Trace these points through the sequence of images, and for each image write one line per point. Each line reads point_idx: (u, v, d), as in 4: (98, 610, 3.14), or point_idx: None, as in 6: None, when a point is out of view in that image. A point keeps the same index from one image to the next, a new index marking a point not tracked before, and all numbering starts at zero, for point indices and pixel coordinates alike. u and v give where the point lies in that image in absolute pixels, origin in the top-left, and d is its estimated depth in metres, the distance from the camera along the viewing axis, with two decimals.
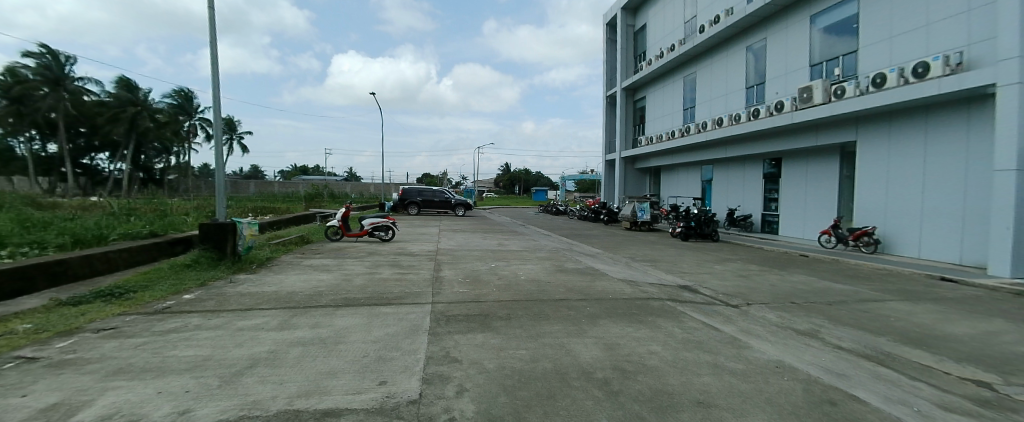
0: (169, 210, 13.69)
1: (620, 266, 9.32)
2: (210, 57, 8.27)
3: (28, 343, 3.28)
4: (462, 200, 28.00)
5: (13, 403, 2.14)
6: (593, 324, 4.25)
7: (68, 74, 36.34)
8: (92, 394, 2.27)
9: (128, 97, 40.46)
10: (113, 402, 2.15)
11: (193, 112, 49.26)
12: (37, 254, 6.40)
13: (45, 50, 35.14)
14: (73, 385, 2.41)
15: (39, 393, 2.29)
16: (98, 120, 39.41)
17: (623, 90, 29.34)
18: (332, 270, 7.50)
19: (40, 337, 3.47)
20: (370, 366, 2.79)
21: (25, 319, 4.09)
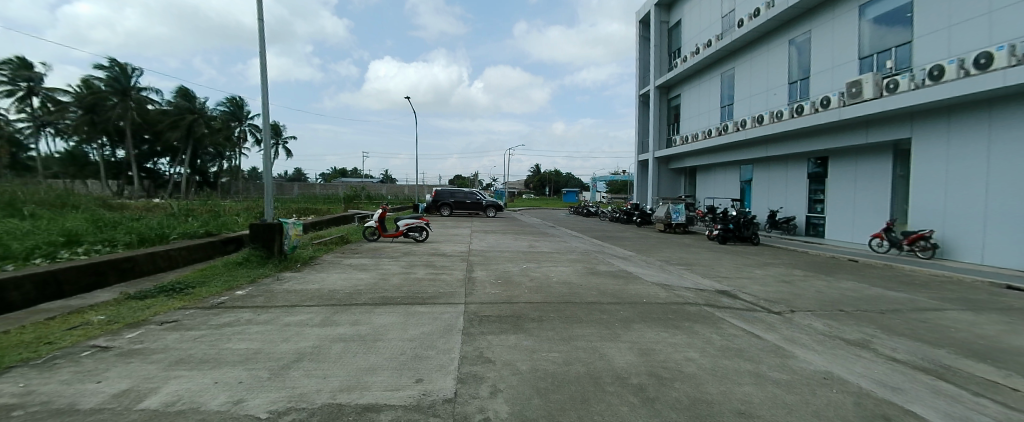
0: (222, 211, 14.65)
1: (654, 270, 9.06)
2: (260, 66, 8.75)
3: (102, 333, 3.60)
4: (493, 201, 28.25)
5: (90, 388, 2.35)
6: (628, 329, 4.15)
7: (134, 85, 39.40)
8: (157, 382, 2.46)
9: (187, 106, 43.41)
10: (175, 390, 2.31)
11: (245, 118, 51.10)
12: (108, 251, 7.02)
13: (114, 62, 38.13)
14: (141, 373, 2.62)
15: (111, 380, 2.50)
16: (160, 127, 42.77)
17: (657, 89, 28.62)
18: (369, 270, 7.76)
19: (114, 328, 3.79)
20: (407, 363, 2.85)
21: (100, 311, 4.50)
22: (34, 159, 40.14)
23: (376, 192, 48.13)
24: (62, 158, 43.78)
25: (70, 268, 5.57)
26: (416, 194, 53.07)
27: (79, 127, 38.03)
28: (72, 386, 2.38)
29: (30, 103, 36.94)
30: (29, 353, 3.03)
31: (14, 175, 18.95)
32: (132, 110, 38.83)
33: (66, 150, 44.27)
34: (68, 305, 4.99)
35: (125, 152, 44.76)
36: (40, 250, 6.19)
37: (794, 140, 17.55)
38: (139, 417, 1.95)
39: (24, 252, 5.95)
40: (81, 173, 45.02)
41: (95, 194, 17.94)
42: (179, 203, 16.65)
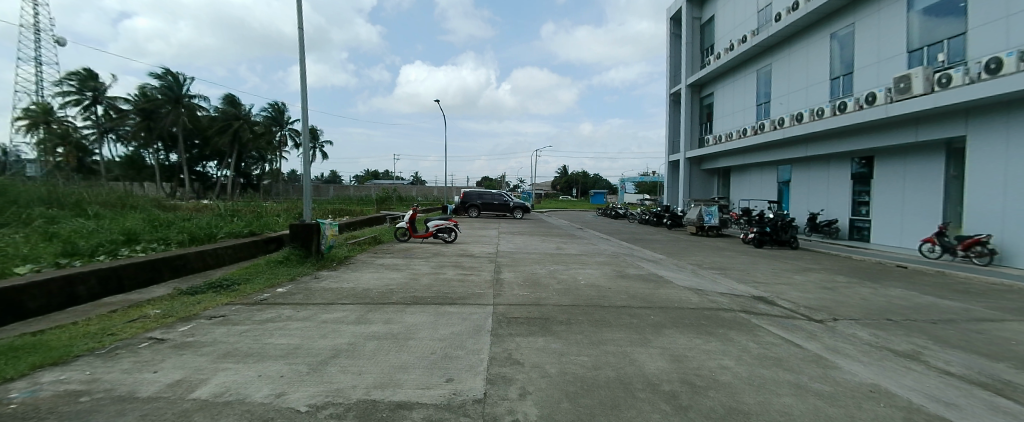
0: (265, 211, 15.41)
1: (685, 274, 8.79)
2: (300, 73, 9.13)
3: (158, 326, 3.87)
4: (520, 203, 28.31)
5: (148, 377, 2.53)
6: (659, 334, 4.05)
7: (185, 93, 42.12)
8: (207, 373, 2.61)
9: (233, 112, 45.99)
10: (223, 382, 2.45)
11: (286, 123, 53.17)
12: (163, 250, 7.53)
13: (167, 72, 40.84)
14: (192, 365, 2.79)
15: (166, 370, 2.67)
16: (209, 133, 45.55)
17: (688, 87, 27.85)
18: (401, 269, 7.94)
19: (168, 321, 4.06)
20: (438, 363, 2.90)
21: (156, 305, 4.83)
22: (99, 163, 43.68)
23: (406, 193, 49.23)
24: (123, 162, 47.40)
25: (130, 265, 6.01)
26: (445, 195, 53.92)
27: (138, 133, 41.07)
28: (132, 375, 2.57)
29: (96, 112, 40.20)
30: (95, 343, 3.29)
31: (87, 178, 20.73)
32: (183, 117, 41.49)
33: (126, 155, 47.89)
34: (128, 299, 5.38)
35: (178, 156, 47.96)
36: (104, 248, 6.71)
37: (836, 139, 16.59)
38: (191, 405, 2.08)
39: (90, 249, 6.47)
40: (139, 176, 48.60)
41: (154, 197, 19.31)
42: (226, 204, 17.67)
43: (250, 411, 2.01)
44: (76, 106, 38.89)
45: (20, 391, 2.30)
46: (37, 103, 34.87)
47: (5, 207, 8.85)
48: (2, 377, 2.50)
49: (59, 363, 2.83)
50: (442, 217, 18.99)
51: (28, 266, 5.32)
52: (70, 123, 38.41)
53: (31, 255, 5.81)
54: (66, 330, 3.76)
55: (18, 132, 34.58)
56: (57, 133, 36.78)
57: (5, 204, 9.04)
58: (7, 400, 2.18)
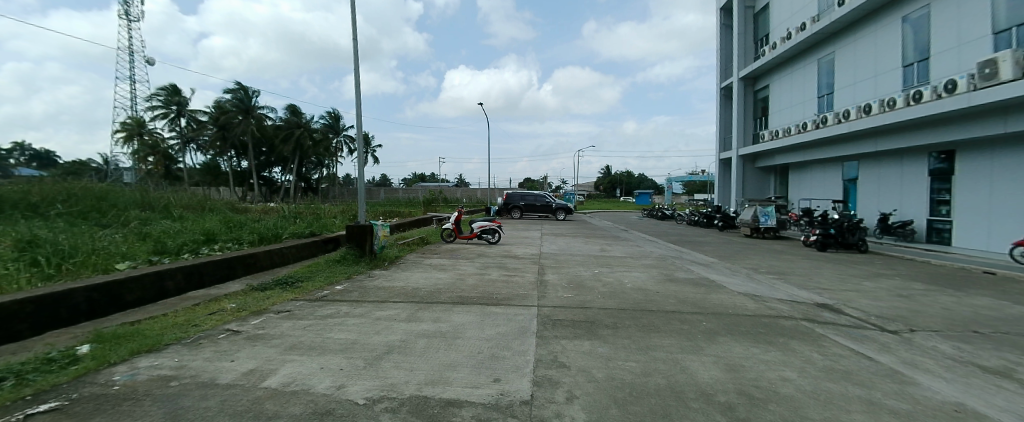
0: (323, 214, 16.45)
1: (738, 278, 8.28)
2: (354, 82, 9.64)
3: (234, 319, 4.25)
4: (562, 204, 28.17)
5: (226, 366, 2.78)
6: (712, 342, 3.85)
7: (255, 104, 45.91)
8: (276, 364, 2.83)
9: (295, 120, 49.56)
10: (290, 373, 2.63)
11: (341, 130, 56.58)
12: (236, 248, 8.27)
13: (240, 86, 44.77)
14: (263, 355, 3.03)
15: (240, 360, 2.93)
16: (275, 141, 49.37)
17: (741, 80, 26.27)
18: (447, 269, 8.16)
19: (242, 315, 4.44)
20: (485, 362, 2.94)
21: (232, 300, 5.30)
22: (182, 170, 48.79)
23: (451, 195, 50.54)
24: (202, 169, 52.62)
25: (209, 262, 6.64)
26: (489, 197, 54.76)
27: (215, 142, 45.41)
28: (213, 363, 2.84)
29: (180, 123, 44.93)
30: (182, 333, 3.68)
31: (178, 185, 23.32)
32: (252, 126, 45.27)
33: (204, 162, 53.05)
34: (206, 294, 5.96)
35: (247, 162, 52.43)
36: (187, 247, 7.48)
37: (910, 132, 14.91)
38: (263, 393, 2.26)
39: (176, 248, 7.24)
40: (215, 181, 53.69)
41: (229, 200, 21.26)
42: (290, 207, 19.08)
43: (314, 402, 2.15)
44: (164, 119, 43.66)
45: (122, 374, 2.62)
46: (132, 117, 39.55)
47: (110, 209, 10.13)
48: (108, 361, 2.86)
49: (152, 350, 3.18)
50: (486, 218, 19.29)
51: (127, 263, 6.05)
52: (159, 134, 43.20)
53: (128, 252, 6.59)
54: (157, 320, 4.23)
55: (118, 144, 39.46)
56: (148, 144, 41.50)
57: (112, 207, 10.35)
58: (111, 382, 2.48)
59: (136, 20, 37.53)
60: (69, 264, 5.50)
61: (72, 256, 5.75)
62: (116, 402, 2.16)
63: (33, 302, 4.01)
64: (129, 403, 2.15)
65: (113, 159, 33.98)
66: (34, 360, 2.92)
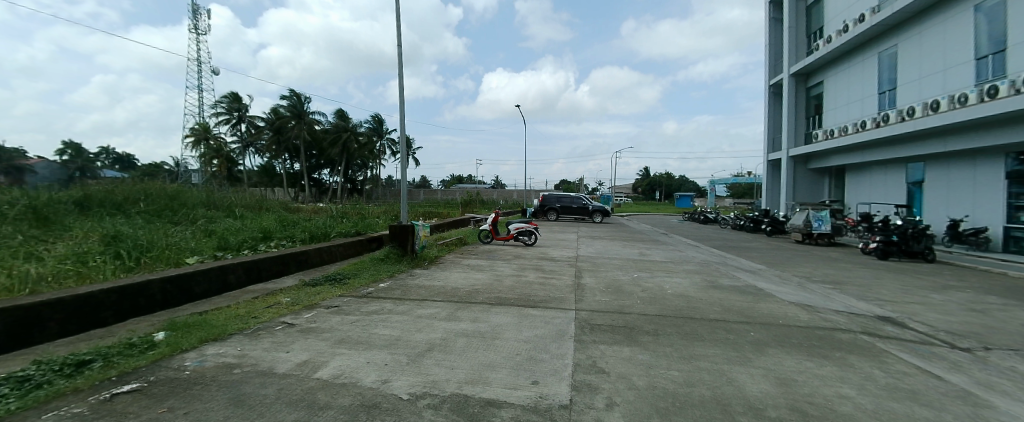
0: (368, 213, 17.18)
1: (788, 287, 7.79)
2: (398, 87, 9.97)
3: (289, 312, 4.52)
4: (600, 206, 27.74)
5: (282, 356, 2.97)
6: (761, 353, 3.64)
7: (307, 109, 48.30)
8: (326, 356, 2.98)
9: (343, 125, 52.02)
10: (339, 365, 2.76)
11: (384, 133, 58.72)
12: (290, 246, 8.81)
13: (294, 92, 47.39)
14: (315, 348, 3.20)
15: (295, 351, 3.11)
16: (324, 144, 52.14)
17: (792, 77, 24.75)
18: (485, 270, 8.24)
19: (296, 308, 4.71)
20: (523, 364, 2.94)
21: (287, 294, 5.63)
22: (242, 172, 52.60)
23: (488, 197, 51.15)
24: (259, 171, 56.57)
25: (267, 258, 7.12)
26: (525, 199, 54.98)
27: (271, 146, 48.52)
28: (271, 353, 3.03)
29: (240, 128, 48.42)
30: (244, 324, 3.96)
31: (244, 186, 25.26)
32: (304, 131, 48.00)
33: (261, 165, 56.85)
34: (264, 288, 6.37)
35: (299, 165, 55.61)
36: (247, 243, 8.08)
37: (983, 131, 13.49)
38: (315, 384, 2.38)
39: (237, 244, 7.84)
40: (270, 182, 57.48)
41: (284, 200, 22.63)
42: (338, 207, 20.05)
43: (361, 394, 2.24)
44: (227, 125, 47.18)
45: (192, 360, 2.85)
46: (199, 123, 43.15)
47: (180, 208, 11.07)
48: (180, 348, 3.12)
49: (217, 339, 3.44)
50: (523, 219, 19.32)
51: (195, 257, 6.62)
52: (223, 139, 46.75)
53: (196, 248, 7.20)
54: (221, 311, 4.58)
55: (188, 148, 43.14)
56: (213, 148, 45.12)
57: (182, 205, 11.36)
58: (183, 367, 2.71)
59: (203, 34, 40.80)
60: (146, 258, 6.06)
61: (149, 250, 6.33)
62: (187, 386, 2.35)
63: (118, 291, 4.47)
64: (198, 387, 2.34)
65: (184, 162, 37.21)
66: (120, 344, 3.25)
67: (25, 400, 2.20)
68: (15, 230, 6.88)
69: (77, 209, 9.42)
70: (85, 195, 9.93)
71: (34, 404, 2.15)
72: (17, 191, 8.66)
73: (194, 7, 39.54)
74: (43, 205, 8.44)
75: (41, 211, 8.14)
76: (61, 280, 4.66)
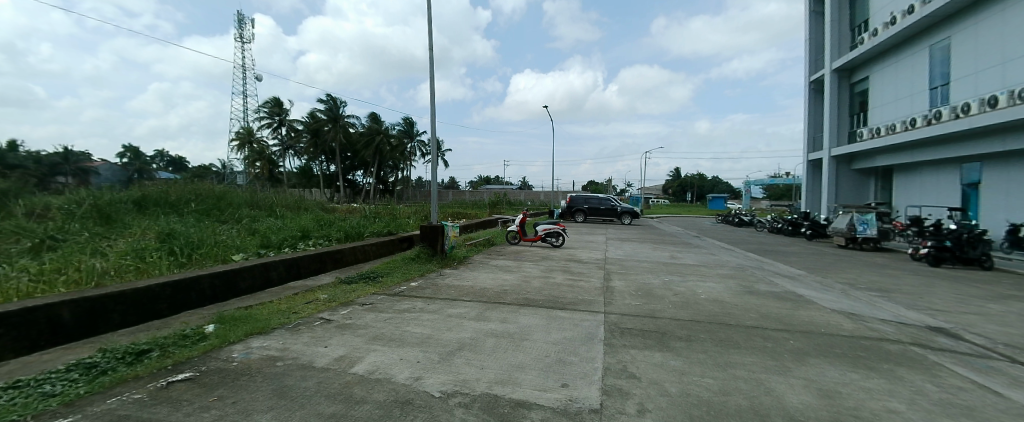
0: (399, 214, 17.58)
1: (829, 294, 7.37)
2: (430, 90, 10.16)
3: (326, 308, 4.69)
4: (628, 208, 27.26)
5: (321, 351, 3.08)
6: (802, 363, 3.46)
7: (342, 113, 50.06)
8: (362, 352, 3.07)
9: (376, 127, 53.46)
10: (374, 361, 2.84)
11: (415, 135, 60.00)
12: (327, 244, 9.19)
13: (329, 97, 49.07)
14: (351, 343, 3.31)
15: (333, 346, 3.22)
16: (358, 146, 53.82)
17: (834, 73, 23.47)
18: (513, 271, 8.27)
19: (333, 305, 4.89)
20: (552, 366, 2.93)
21: (324, 291, 5.85)
22: (282, 173, 55.20)
23: (516, 199, 51.30)
24: (298, 172, 59.21)
25: (306, 256, 7.42)
26: (552, 200, 54.79)
27: (308, 148, 50.55)
28: (311, 348, 3.16)
29: (280, 132, 50.72)
30: (286, 318, 4.15)
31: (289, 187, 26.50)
32: (339, 134, 49.72)
33: (300, 167, 59.39)
34: (303, 284, 6.65)
35: (334, 166, 57.65)
36: (287, 241, 8.47)
37: None
38: (352, 379, 2.45)
39: (278, 242, 8.23)
40: (308, 183, 60.01)
41: (322, 201, 23.49)
42: (371, 207, 20.67)
43: (395, 390, 2.29)
44: (268, 128, 49.54)
45: (239, 352, 3.01)
46: (244, 128, 45.62)
47: (227, 208, 11.74)
48: (228, 340, 3.31)
49: (261, 332, 3.61)
50: (551, 220, 19.25)
51: (241, 254, 7.01)
52: (265, 142, 49.21)
53: (241, 245, 7.61)
54: (265, 306, 4.81)
55: (233, 150, 45.64)
56: (256, 151, 47.56)
57: (228, 204, 12.06)
58: (232, 358, 2.86)
59: (247, 42, 42.96)
60: (197, 254, 6.47)
61: (199, 247, 6.74)
62: (236, 376, 2.49)
63: (172, 285, 4.78)
64: (245, 378, 2.46)
65: (230, 164, 39.38)
66: (175, 335, 3.48)
67: (93, 385, 2.38)
68: (83, 227, 7.48)
69: (136, 208, 10.17)
70: (144, 194, 10.70)
71: (100, 389, 2.33)
72: (84, 191, 9.42)
73: (240, 17, 41.69)
74: (108, 203, 9.17)
75: (105, 210, 8.83)
76: (123, 274, 5.04)
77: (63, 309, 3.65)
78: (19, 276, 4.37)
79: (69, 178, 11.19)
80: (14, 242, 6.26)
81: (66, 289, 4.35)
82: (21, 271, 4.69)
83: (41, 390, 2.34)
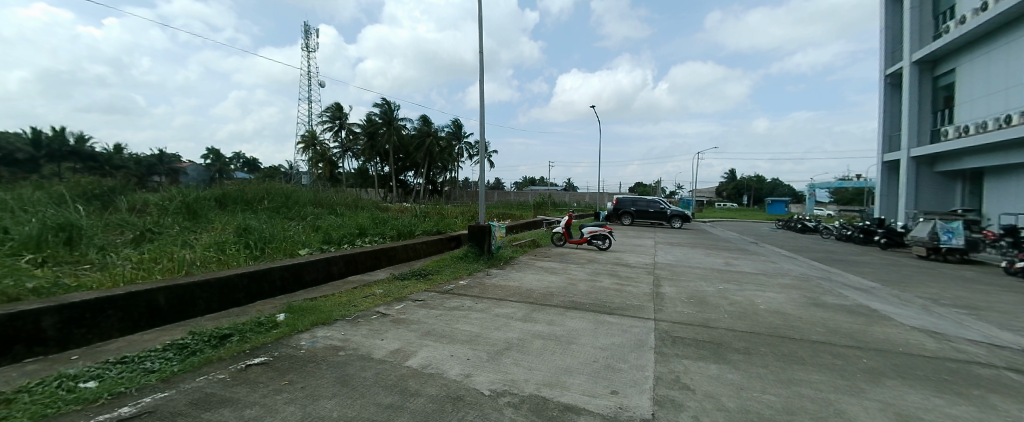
0: (447, 214, 18.07)
1: (908, 310, 6.62)
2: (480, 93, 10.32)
3: (382, 303, 4.92)
4: (679, 211, 26.20)
5: (378, 343, 3.23)
6: (878, 385, 3.15)
7: (396, 117, 52.38)
8: (416, 346, 3.19)
9: (426, 130, 55.39)
10: (426, 356, 2.95)
11: (463, 137, 61.51)
12: (381, 242, 9.65)
13: (385, 101, 51.50)
14: (405, 338, 3.44)
15: (389, 339, 3.37)
16: (410, 148, 56.06)
17: (915, 64, 21.10)
18: (559, 273, 8.20)
19: (388, 300, 5.11)
20: (601, 372, 2.87)
21: (380, 286, 6.14)
22: (341, 174, 58.79)
23: (561, 200, 51.14)
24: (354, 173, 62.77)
25: (363, 253, 7.81)
26: (598, 202, 53.95)
27: (364, 150, 53.36)
28: (369, 339, 3.32)
29: (340, 135, 54.00)
30: (347, 311, 4.40)
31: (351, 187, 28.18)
32: (393, 136, 52.01)
33: (356, 167, 62.87)
34: (361, 279, 7.02)
35: (387, 167, 60.36)
36: (346, 238, 8.99)
37: None
38: (406, 372, 2.55)
39: (338, 239, 8.75)
40: (364, 183, 63.39)
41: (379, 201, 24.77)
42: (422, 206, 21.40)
43: (447, 386, 2.35)
44: (330, 132, 52.82)
45: (306, 340, 3.24)
46: (308, 131, 49.05)
47: (294, 205, 12.64)
48: (297, 328, 3.57)
49: (325, 323, 3.85)
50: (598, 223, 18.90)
51: (306, 250, 7.52)
52: (327, 145, 52.63)
53: (306, 241, 8.17)
54: (328, 298, 5.12)
55: (299, 152, 49.27)
56: (318, 153, 51.00)
57: (294, 201, 13.00)
58: (300, 346, 3.09)
59: (313, 51, 45.92)
60: (269, 248, 7.02)
61: (271, 241, 7.31)
62: (304, 363, 2.68)
63: (248, 276, 5.22)
64: (312, 365, 2.65)
65: (297, 164, 42.59)
66: (251, 322, 3.80)
67: (184, 364, 2.66)
68: (174, 222, 8.37)
69: (217, 204, 11.20)
70: (223, 192, 11.76)
71: (190, 368, 2.60)
72: (175, 190, 10.53)
73: (306, 27, 44.72)
74: (194, 200, 10.21)
75: (191, 205, 9.82)
76: (208, 264, 5.59)
77: (159, 295, 4.11)
78: (125, 264, 4.98)
79: (163, 178, 12.49)
80: (120, 233, 7.12)
81: (161, 276, 4.90)
82: (126, 259, 5.34)
83: (143, 366, 2.65)
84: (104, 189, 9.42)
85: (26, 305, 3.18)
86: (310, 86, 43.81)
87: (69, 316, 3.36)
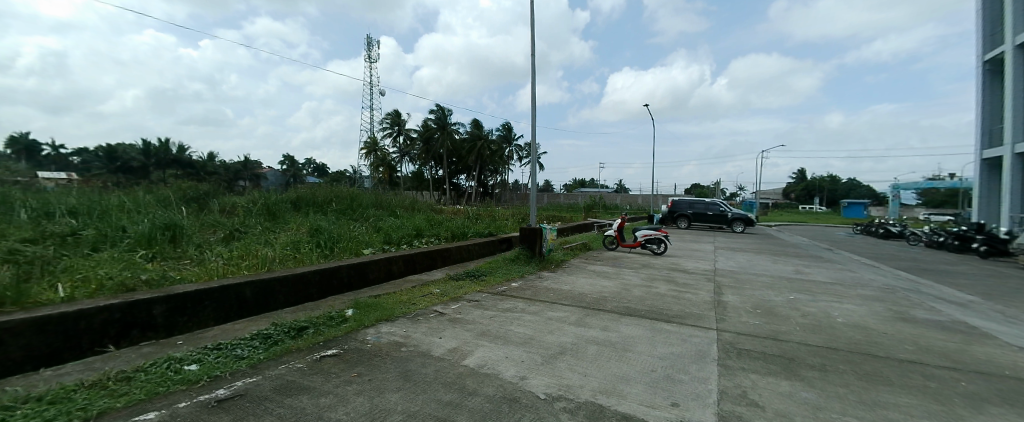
0: (499, 216, 18.36)
1: (1019, 328, 5.71)
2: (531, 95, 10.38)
3: (439, 302, 5.08)
4: (740, 214, 24.55)
5: (436, 341, 3.34)
6: (988, 413, 2.74)
7: (449, 122, 53.97)
8: (472, 346, 3.26)
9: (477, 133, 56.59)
10: (482, 356, 3.00)
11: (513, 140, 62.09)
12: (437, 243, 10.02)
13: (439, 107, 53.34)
14: (462, 337, 3.53)
15: (446, 338, 3.48)
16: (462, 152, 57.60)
17: (1018, 48, 18.15)
18: (611, 278, 8.02)
19: (444, 299, 5.28)
20: (660, 383, 2.76)
21: (438, 286, 6.36)
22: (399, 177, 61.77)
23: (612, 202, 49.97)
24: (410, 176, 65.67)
25: (421, 253, 8.14)
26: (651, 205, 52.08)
27: (420, 154, 55.60)
28: (428, 337, 3.45)
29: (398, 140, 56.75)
30: (407, 309, 4.60)
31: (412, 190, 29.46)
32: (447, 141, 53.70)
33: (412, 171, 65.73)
34: (420, 278, 7.32)
35: (440, 170, 62.48)
36: (405, 239, 9.43)
37: None
38: (463, 371, 2.62)
39: (398, 239, 9.19)
40: (419, 186, 66.06)
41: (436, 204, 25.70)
42: (474, 209, 21.94)
43: (503, 387, 2.38)
44: (389, 137, 55.62)
45: (372, 335, 3.43)
46: (370, 138, 52.06)
47: (358, 208, 13.46)
48: (364, 323, 3.80)
49: (388, 319, 4.06)
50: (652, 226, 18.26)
51: (369, 250, 7.98)
52: (386, 150, 55.50)
53: (370, 241, 8.68)
54: (390, 296, 5.38)
55: (361, 158, 52.48)
56: (377, 157, 53.96)
57: (359, 203, 13.86)
58: (367, 340, 3.28)
59: (375, 61, 48.67)
60: (338, 247, 7.54)
61: (339, 241, 7.84)
62: (371, 356, 2.84)
63: (319, 272, 5.63)
64: (378, 358, 2.80)
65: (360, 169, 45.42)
66: (323, 316, 4.09)
67: (268, 353, 2.93)
68: (257, 222, 9.27)
69: (293, 206, 12.26)
70: (298, 195, 12.85)
71: (274, 356, 2.86)
72: (257, 193, 11.69)
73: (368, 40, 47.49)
74: (274, 202, 11.24)
75: (271, 208, 10.82)
76: (286, 261, 6.11)
77: (245, 288, 4.55)
78: (218, 260, 5.59)
79: (247, 182, 13.93)
80: (213, 232, 8.01)
81: (248, 271, 5.44)
82: (219, 255, 5.99)
83: (235, 353, 2.96)
84: (200, 193, 10.67)
85: (141, 295, 3.67)
86: (371, 95, 46.46)
87: (174, 306, 3.82)
